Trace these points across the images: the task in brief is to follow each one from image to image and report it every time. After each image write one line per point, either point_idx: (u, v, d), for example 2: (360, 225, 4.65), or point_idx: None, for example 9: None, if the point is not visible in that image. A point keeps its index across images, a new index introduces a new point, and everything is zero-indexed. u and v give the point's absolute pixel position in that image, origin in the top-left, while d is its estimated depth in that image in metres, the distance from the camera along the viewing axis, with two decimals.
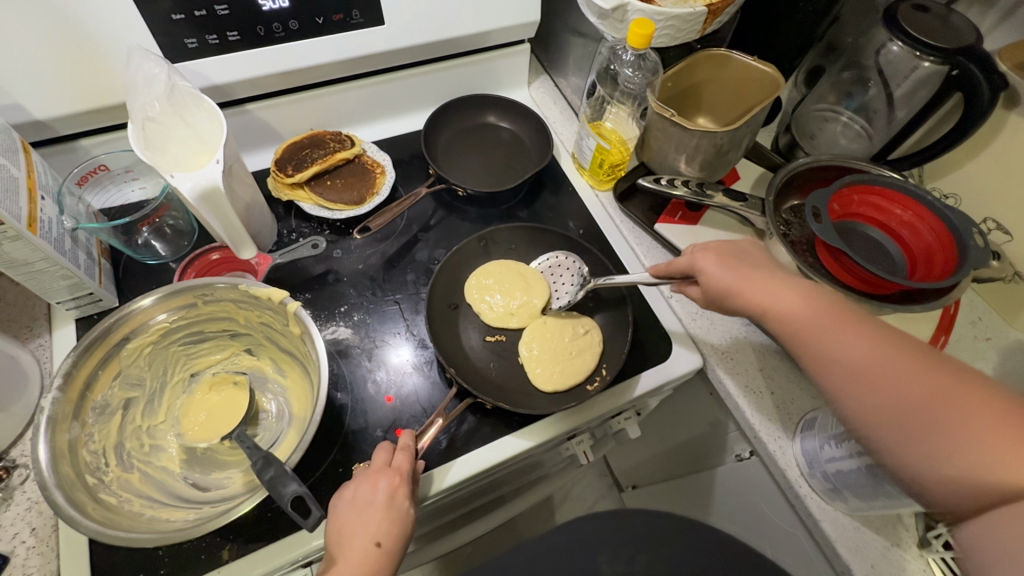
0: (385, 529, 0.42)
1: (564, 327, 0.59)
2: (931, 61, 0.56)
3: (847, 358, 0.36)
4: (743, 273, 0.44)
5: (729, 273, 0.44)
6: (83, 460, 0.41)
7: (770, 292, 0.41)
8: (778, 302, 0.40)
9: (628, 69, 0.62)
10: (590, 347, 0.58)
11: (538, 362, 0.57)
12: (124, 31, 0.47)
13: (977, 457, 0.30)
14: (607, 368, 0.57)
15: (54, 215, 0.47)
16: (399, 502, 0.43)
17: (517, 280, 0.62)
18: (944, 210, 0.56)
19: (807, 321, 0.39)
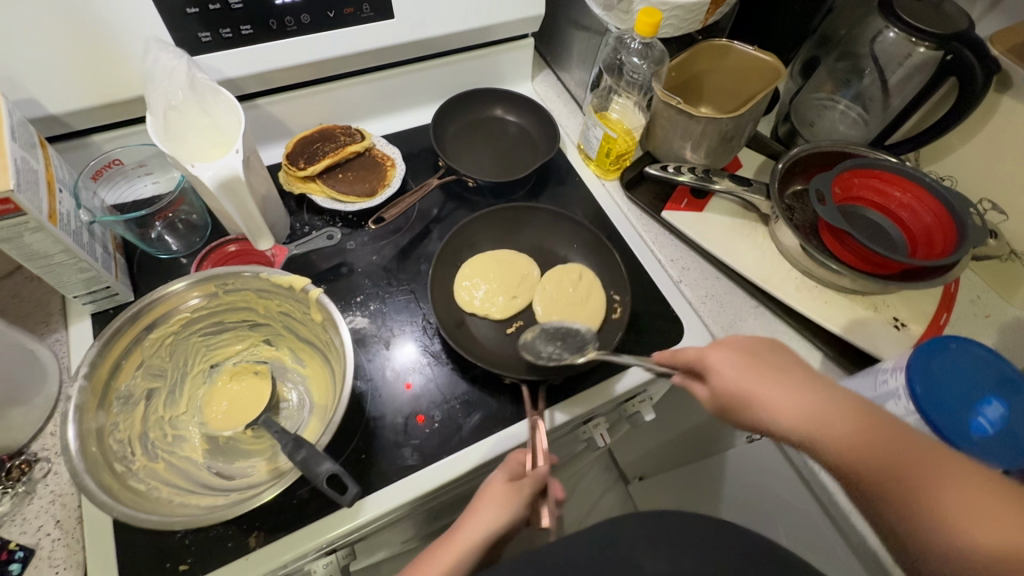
0: (487, 513, 0.43)
1: (559, 279, 0.62)
2: (925, 47, 0.59)
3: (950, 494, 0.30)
4: (767, 377, 0.37)
5: (758, 383, 0.37)
6: (111, 449, 0.41)
7: (810, 418, 0.34)
8: (823, 430, 0.34)
9: (635, 58, 0.64)
10: (593, 285, 0.62)
11: (568, 328, 0.58)
12: (140, 24, 0.48)
13: None
14: (619, 292, 0.61)
15: (72, 208, 0.47)
16: (504, 492, 0.44)
17: (505, 271, 0.62)
18: (942, 191, 0.58)
19: (882, 459, 0.32)
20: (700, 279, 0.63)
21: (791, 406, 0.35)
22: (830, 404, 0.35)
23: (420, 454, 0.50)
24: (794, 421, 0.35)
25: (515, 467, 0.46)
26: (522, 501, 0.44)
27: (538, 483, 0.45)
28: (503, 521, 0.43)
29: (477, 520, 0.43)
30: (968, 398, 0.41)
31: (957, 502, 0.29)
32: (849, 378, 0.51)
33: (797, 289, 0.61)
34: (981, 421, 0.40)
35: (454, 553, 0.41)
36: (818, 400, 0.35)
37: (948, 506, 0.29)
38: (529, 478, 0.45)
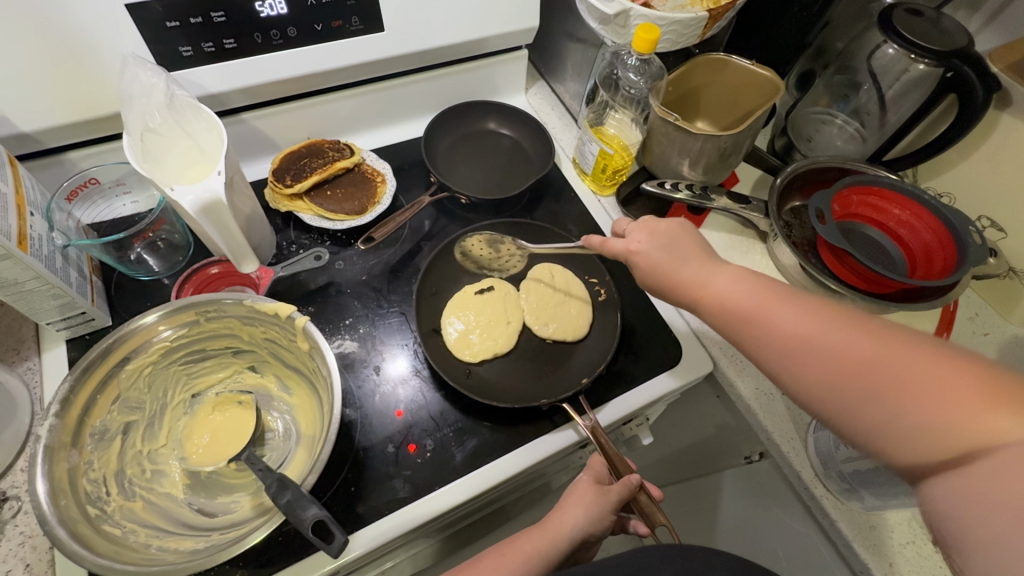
0: (576, 511, 0.45)
1: (537, 284, 0.62)
2: (925, 63, 0.57)
3: (787, 327, 0.35)
4: (679, 261, 0.42)
5: (672, 266, 0.42)
6: (83, 490, 0.39)
7: (702, 280, 0.40)
8: (712, 291, 0.39)
9: (632, 73, 0.62)
10: (567, 278, 0.63)
11: (565, 329, 0.58)
12: (117, 40, 0.46)
13: (916, 410, 0.29)
14: (596, 278, 0.63)
15: (44, 231, 0.45)
16: (590, 492, 0.46)
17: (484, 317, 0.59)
18: (941, 209, 0.57)
19: (745, 306, 0.37)
20: None
21: (693, 273, 0.41)
22: (726, 273, 0.39)
23: (412, 485, 0.48)
24: (687, 287, 0.41)
25: (599, 471, 0.49)
26: (608, 504, 0.45)
27: (626, 491, 0.46)
28: (591, 520, 0.45)
29: (564, 514, 0.45)
30: None
31: (788, 331, 0.35)
32: None
33: None
34: None
35: (542, 540, 0.44)
36: (719, 268, 0.40)
37: (773, 334, 0.35)
38: (616, 484, 0.46)
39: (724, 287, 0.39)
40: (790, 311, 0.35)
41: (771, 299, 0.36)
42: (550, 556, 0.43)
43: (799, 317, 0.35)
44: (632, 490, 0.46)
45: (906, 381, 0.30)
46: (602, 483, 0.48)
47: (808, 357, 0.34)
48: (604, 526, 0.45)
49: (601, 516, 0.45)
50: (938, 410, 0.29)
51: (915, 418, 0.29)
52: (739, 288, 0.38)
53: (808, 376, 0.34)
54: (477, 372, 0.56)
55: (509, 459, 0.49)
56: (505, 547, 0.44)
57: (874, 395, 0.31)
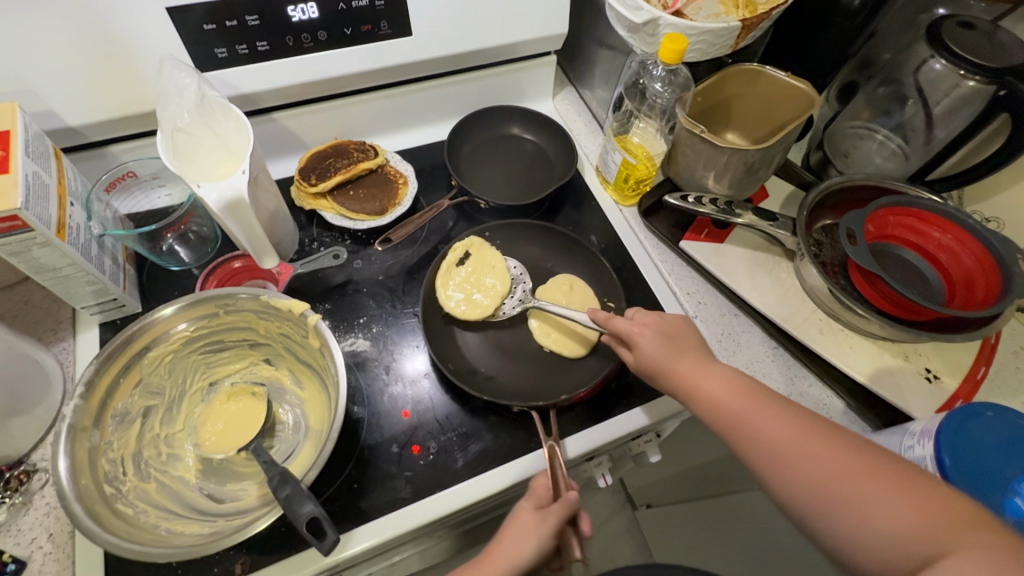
0: (517, 543, 0.41)
1: (552, 290, 0.61)
2: (976, 80, 0.54)
3: (772, 433, 0.38)
4: (677, 354, 0.45)
5: (666, 356, 0.45)
6: (102, 469, 0.41)
7: (694, 380, 0.43)
8: (706, 395, 0.42)
9: (658, 84, 0.61)
10: (585, 293, 0.61)
11: (564, 343, 0.57)
12: (157, 41, 0.48)
13: (888, 523, 0.32)
14: (613, 300, 0.60)
15: (82, 220, 0.47)
16: (531, 521, 0.42)
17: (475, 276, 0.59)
18: (986, 234, 0.53)
19: (732, 413, 0.40)
20: (717, 316, 0.60)
21: (684, 370, 0.44)
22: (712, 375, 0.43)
23: (413, 486, 0.48)
24: (682, 387, 0.43)
25: (540, 493, 0.45)
26: (547, 532, 0.41)
27: (565, 513, 0.42)
28: (532, 553, 0.41)
29: (505, 550, 0.42)
30: (1003, 477, 0.38)
31: (775, 441, 0.38)
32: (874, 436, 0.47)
33: (821, 331, 0.57)
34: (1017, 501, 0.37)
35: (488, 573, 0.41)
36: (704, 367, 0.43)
37: (765, 446, 0.38)
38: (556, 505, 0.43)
39: (713, 393, 0.42)
40: (773, 420, 0.39)
41: (759, 407, 0.40)
42: None
43: (786, 426, 0.38)
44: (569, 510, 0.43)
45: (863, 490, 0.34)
46: (542, 508, 0.44)
47: (789, 468, 0.37)
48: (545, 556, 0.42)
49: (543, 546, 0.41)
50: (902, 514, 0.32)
51: (889, 527, 0.32)
52: (728, 389, 0.41)
53: (790, 483, 0.37)
54: (487, 372, 0.56)
55: (502, 470, 0.49)
56: None
57: (841, 508, 0.34)
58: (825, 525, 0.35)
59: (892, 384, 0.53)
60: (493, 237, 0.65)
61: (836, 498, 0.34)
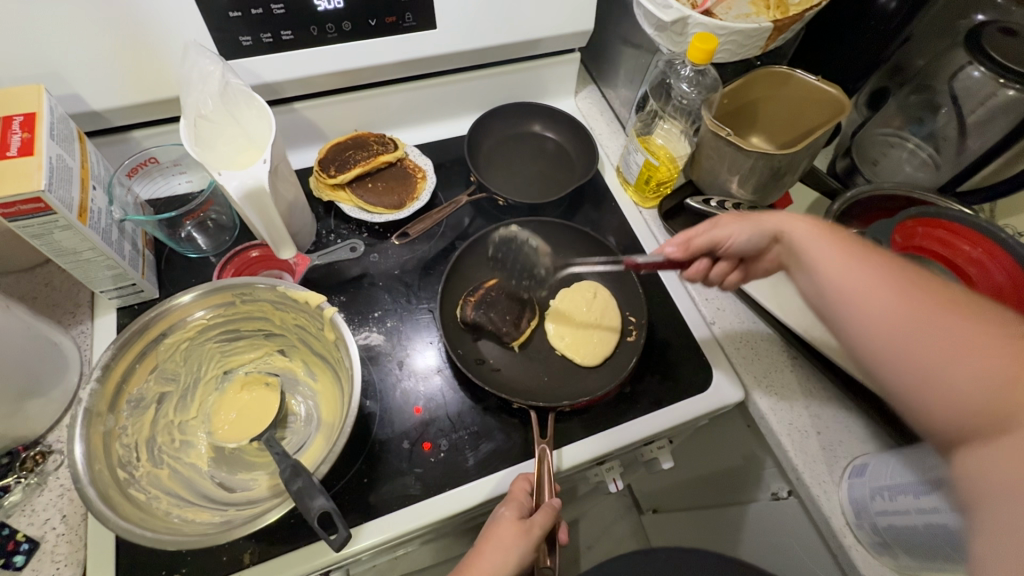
0: (496, 554, 0.41)
1: (579, 296, 0.60)
2: (1016, 89, 0.52)
3: (857, 276, 0.35)
4: (759, 223, 0.44)
5: (756, 224, 0.44)
6: (116, 454, 0.41)
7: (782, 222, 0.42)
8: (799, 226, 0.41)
9: (685, 84, 0.60)
10: (607, 304, 0.60)
11: (576, 347, 0.57)
12: (183, 28, 0.48)
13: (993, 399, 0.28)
14: (634, 317, 0.60)
15: (104, 205, 0.48)
16: (512, 533, 0.42)
17: (508, 314, 0.57)
18: (1019, 249, 0.51)
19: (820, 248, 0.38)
20: (735, 324, 0.59)
21: (769, 220, 0.44)
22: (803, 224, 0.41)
23: (423, 483, 0.48)
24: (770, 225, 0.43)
25: (520, 501, 0.45)
26: (529, 543, 0.42)
27: (548, 520, 0.43)
28: (512, 563, 0.41)
29: (483, 561, 0.41)
30: None
31: (857, 300, 0.35)
32: (894, 453, 0.46)
33: None
34: None
35: None
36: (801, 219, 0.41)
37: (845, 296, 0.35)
38: (538, 515, 0.43)
39: (802, 235, 0.40)
40: (862, 277, 0.35)
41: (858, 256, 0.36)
42: None
43: (881, 295, 0.33)
44: (552, 514, 0.43)
45: (961, 345, 0.30)
46: (523, 517, 0.44)
47: (881, 329, 0.33)
48: (526, 565, 0.42)
49: (524, 554, 0.41)
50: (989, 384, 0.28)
51: (963, 383, 0.29)
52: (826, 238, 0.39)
53: (882, 349, 0.33)
54: (501, 371, 0.56)
55: (508, 473, 0.49)
56: None
57: (927, 365, 0.31)
58: (892, 375, 0.32)
59: None
60: None
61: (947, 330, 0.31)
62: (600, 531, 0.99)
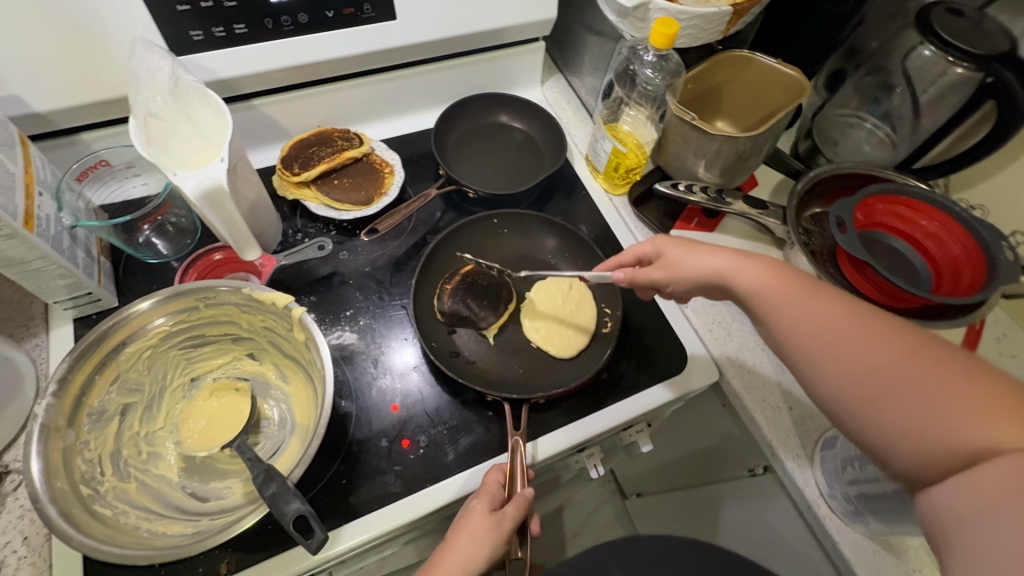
0: (465, 546, 0.41)
1: (555, 289, 0.59)
2: (964, 67, 0.54)
3: (810, 320, 0.35)
4: (700, 254, 0.43)
5: (696, 259, 0.43)
6: (78, 470, 0.40)
7: (722, 261, 0.42)
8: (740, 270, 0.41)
9: (649, 69, 0.60)
10: (584, 296, 0.60)
11: (552, 338, 0.57)
12: (129, 22, 0.46)
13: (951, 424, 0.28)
14: (609, 310, 0.60)
15: (52, 212, 0.45)
16: (483, 525, 0.42)
17: (485, 299, 0.58)
18: (972, 222, 0.54)
19: (763, 286, 0.39)
20: (707, 306, 0.60)
21: (709, 257, 0.43)
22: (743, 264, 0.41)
23: (403, 480, 0.47)
24: (715, 267, 0.42)
25: (492, 492, 0.44)
26: (501, 536, 0.42)
27: (519, 513, 0.43)
28: (481, 556, 0.41)
29: (452, 554, 0.41)
30: None
31: (805, 335, 0.35)
32: None
33: None
34: None
35: None
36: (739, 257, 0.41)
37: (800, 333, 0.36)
38: (510, 508, 0.43)
39: (748, 281, 0.40)
40: (807, 312, 0.36)
41: (799, 294, 0.37)
42: None
43: (826, 321, 0.35)
44: (525, 507, 0.44)
45: (903, 373, 0.30)
46: (495, 509, 0.44)
47: (826, 358, 0.34)
48: (496, 557, 0.42)
49: (495, 548, 0.42)
50: (964, 431, 0.28)
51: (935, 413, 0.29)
52: (763, 275, 0.39)
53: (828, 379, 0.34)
54: (477, 364, 0.56)
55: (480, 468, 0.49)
56: None
57: (879, 394, 0.31)
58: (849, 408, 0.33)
59: None
60: (485, 226, 0.64)
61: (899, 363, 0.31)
62: (585, 518, 1.01)
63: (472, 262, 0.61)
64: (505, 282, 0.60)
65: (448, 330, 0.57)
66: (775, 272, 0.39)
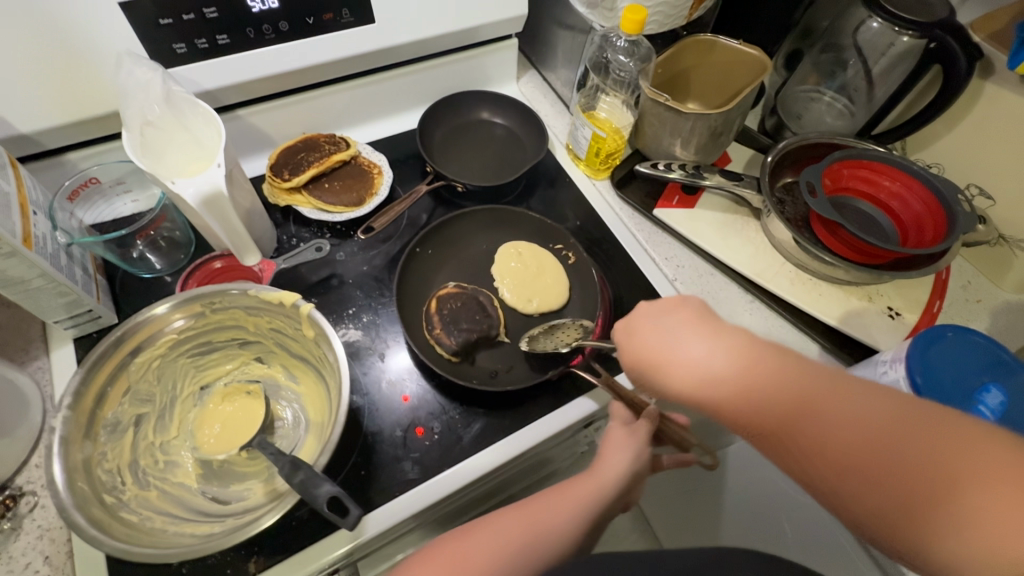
0: (619, 453, 0.46)
1: (509, 263, 0.63)
2: (909, 36, 0.58)
3: (787, 409, 0.33)
4: (652, 341, 0.38)
5: (649, 347, 0.39)
6: (100, 480, 0.40)
7: (665, 348, 0.37)
8: (688, 352, 0.36)
9: (622, 56, 0.64)
10: (534, 249, 0.64)
11: (547, 301, 0.60)
12: (112, 38, 0.46)
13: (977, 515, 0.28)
14: (567, 249, 0.64)
15: (48, 230, 0.45)
16: (624, 434, 0.47)
17: (474, 314, 0.57)
18: (929, 178, 0.58)
19: (724, 378, 0.34)
20: (694, 277, 0.62)
21: (651, 336, 0.39)
22: (693, 340, 0.37)
23: (421, 467, 0.48)
24: (661, 353, 0.38)
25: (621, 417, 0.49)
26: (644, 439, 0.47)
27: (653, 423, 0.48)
28: (635, 457, 0.46)
29: (609, 462, 0.45)
30: (966, 389, 0.41)
31: (791, 428, 0.33)
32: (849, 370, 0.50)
33: (791, 282, 0.60)
34: (981, 408, 0.41)
35: (593, 484, 0.44)
36: (685, 336, 0.37)
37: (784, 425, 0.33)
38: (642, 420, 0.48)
39: (695, 360, 0.36)
40: (778, 401, 0.33)
41: (763, 376, 0.33)
42: (602, 496, 0.44)
43: (799, 410, 0.32)
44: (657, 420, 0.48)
45: (910, 462, 0.30)
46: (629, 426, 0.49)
47: (823, 456, 0.32)
48: (644, 461, 0.47)
49: (641, 453, 0.46)
50: (993, 512, 0.27)
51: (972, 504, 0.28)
52: (718, 356, 0.35)
53: (835, 478, 0.31)
54: (511, 369, 0.56)
55: (554, 416, 0.52)
56: (557, 492, 0.44)
57: (894, 485, 0.30)
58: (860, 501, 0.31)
59: (861, 324, 0.57)
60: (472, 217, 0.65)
61: (898, 455, 0.30)
62: None
63: (432, 296, 0.59)
64: (477, 291, 0.60)
65: (469, 361, 0.56)
66: (729, 349, 0.35)
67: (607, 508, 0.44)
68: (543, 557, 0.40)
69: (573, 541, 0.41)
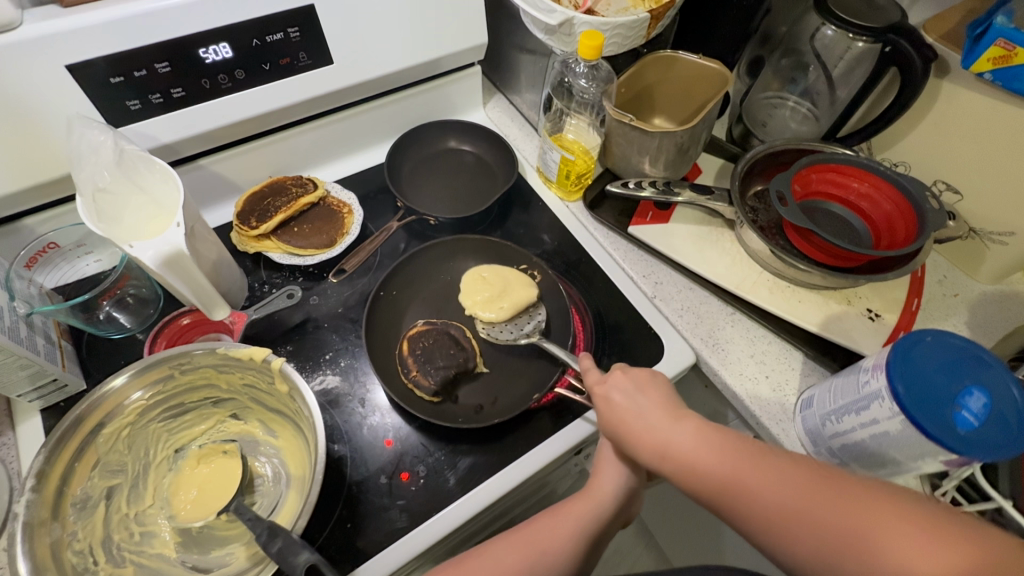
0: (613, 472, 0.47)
1: (472, 287, 0.61)
2: (864, 41, 0.59)
3: (723, 474, 0.35)
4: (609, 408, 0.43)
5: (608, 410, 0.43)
6: (70, 563, 0.39)
7: (625, 413, 0.42)
8: (638, 417, 0.41)
9: (582, 80, 0.63)
10: (497, 270, 0.62)
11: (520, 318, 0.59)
12: (62, 102, 0.45)
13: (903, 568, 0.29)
14: (533, 268, 0.63)
15: (5, 303, 0.45)
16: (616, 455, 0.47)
17: (448, 351, 0.56)
18: (898, 178, 0.58)
19: (673, 444, 0.38)
20: (673, 293, 0.62)
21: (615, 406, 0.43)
22: (647, 407, 0.41)
23: (408, 514, 0.47)
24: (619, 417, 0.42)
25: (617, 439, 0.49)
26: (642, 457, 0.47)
27: None
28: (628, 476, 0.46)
29: (602, 481, 0.47)
30: (950, 393, 0.41)
31: (731, 491, 0.35)
32: (833, 377, 0.50)
33: (770, 291, 0.60)
34: (965, 414, 0.40)
35: (589, 503, 0.46)
36: (640, 403, 0.42)
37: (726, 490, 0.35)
38: None
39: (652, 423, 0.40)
40: (719, 463, 0.36)
41: (708, 444, 0.37)
42: (597, 515, 0.46)
43: (739, 473, 0.35)
44: None
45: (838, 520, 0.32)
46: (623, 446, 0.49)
47: (766, 519, 0.34)
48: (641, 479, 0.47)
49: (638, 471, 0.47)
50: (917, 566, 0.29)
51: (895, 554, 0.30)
52: (667, 423, 0.39)
53: (780, 538, 0.33)
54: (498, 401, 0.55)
55: (542, 448, 0.50)
56: (556, 509, 0.47)
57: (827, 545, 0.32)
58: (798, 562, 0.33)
59: (842, 329, 0.57)
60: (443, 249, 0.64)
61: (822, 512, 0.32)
62: None
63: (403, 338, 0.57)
64: (447, 325, 0.59)
65: (452, 399, 0.55)
66: (680, 420, 0.39)
67: (603, 527, 0.46)
68: (550, 567, 0.43)
69: (573, 555, 0.44)
